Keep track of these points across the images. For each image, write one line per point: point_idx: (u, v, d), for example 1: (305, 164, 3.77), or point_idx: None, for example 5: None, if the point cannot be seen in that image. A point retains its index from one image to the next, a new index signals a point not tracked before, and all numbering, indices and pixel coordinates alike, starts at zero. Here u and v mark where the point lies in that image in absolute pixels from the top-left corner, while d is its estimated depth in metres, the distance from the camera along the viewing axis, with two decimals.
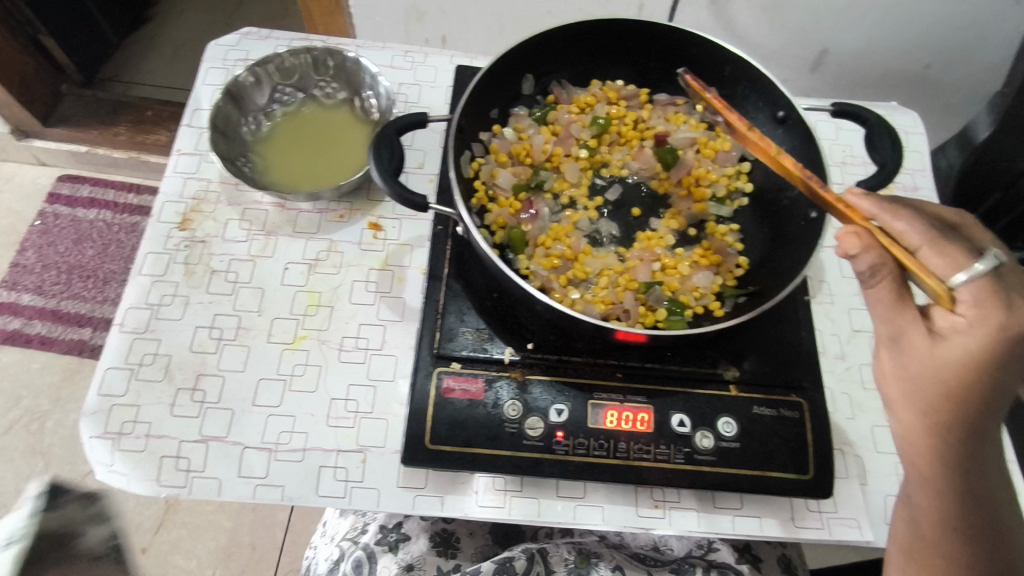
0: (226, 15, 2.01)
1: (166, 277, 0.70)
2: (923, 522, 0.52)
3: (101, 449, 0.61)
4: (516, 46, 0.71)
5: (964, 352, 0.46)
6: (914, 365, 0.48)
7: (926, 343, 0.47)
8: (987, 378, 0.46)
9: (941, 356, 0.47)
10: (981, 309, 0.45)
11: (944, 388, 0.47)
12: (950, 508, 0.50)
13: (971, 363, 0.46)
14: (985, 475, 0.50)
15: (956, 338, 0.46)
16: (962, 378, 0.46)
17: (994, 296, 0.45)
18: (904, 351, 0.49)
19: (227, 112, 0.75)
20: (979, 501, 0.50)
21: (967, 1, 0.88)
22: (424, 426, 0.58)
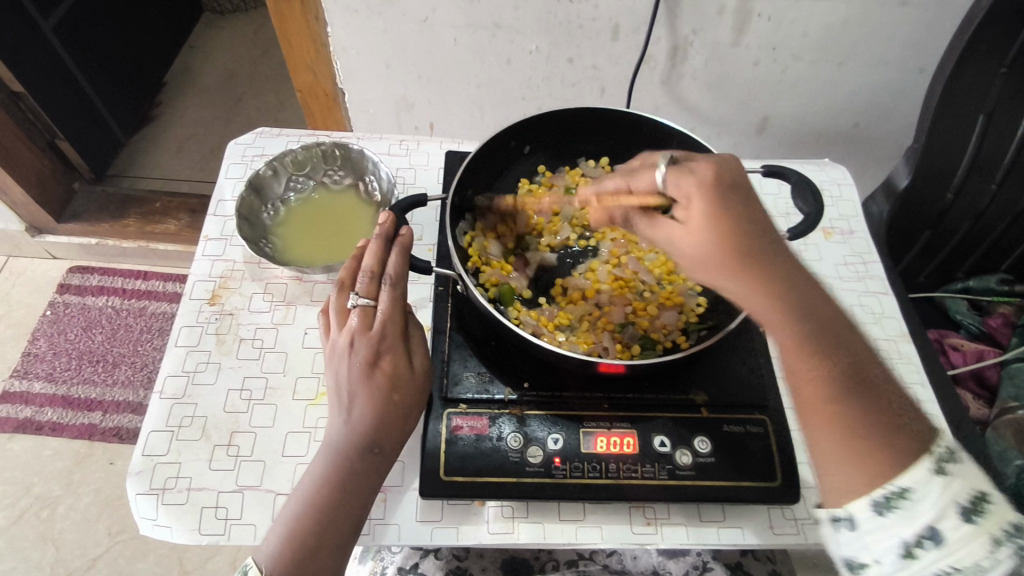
0: (227, 111, 2.19)
1: (200, 347, 0.79)
2: (793, 365, 0.58)
3: (146, 504, 0.68)
4: (498, 133, 0.85)
5: (707, 215, 0.59)
6: (693, 249, 0.60)
7: (685, 230, 0.61)
8: (735, 219, 0.59)
9: (698, 231, 0.60)
10: (685, 183, 0.62)
11: (721, 250, 0.59)
12: (807, 337, 0.58)
13: (715, 219, 0.59)
14: (807, 298, 0.60)
15: (694, 211, 0.61)
16: (723, 232, 0.59)
17: (681, 171, 0.63)
18: (679, 244, 0.62)
19: (251, 201, 0.87)
20: (819, 322, 0.59)
21: (878, 72, 1.04)
22: (439, 461, 0.67)
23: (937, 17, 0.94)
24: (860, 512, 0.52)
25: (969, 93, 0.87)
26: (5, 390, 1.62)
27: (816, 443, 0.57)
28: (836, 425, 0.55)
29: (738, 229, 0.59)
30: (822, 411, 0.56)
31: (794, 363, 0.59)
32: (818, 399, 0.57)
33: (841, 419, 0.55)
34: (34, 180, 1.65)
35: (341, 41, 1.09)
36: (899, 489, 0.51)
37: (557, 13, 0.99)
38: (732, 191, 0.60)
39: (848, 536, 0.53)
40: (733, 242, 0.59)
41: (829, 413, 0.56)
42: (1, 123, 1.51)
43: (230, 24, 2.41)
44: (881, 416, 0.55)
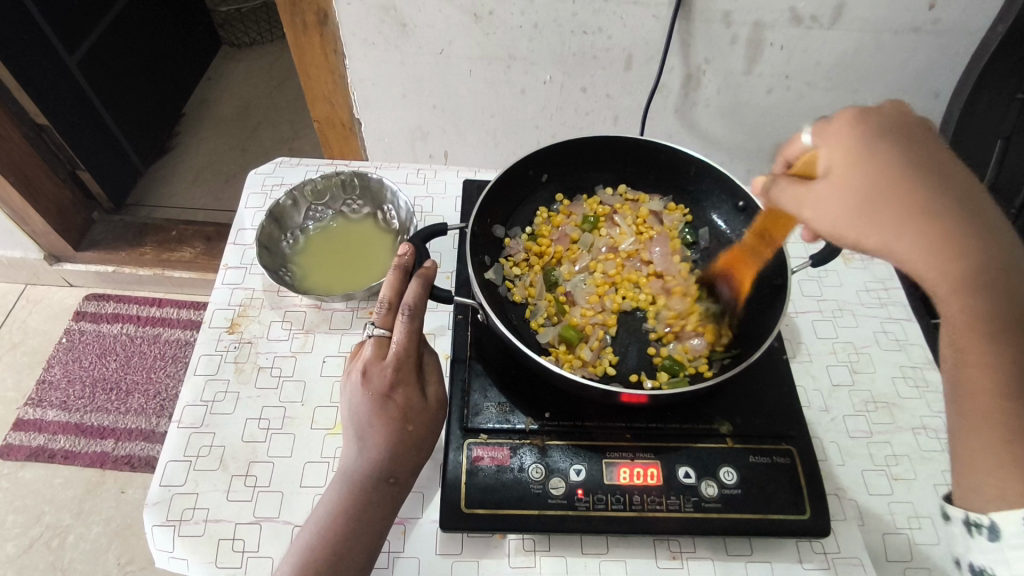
0: (242, 141, 2.23)
1: (219, 376, 0.79)
2: (964, 344, 0.49)
3: (163, 536, 0.67)
4: (517, 164, 0.86)
5: (853, 158, 0.51)
6: (832, 197, 0.51)
7: (825, 180, 0.52)
8: (891, 165, 0.50)
9: (845, 179, 0.51)
10: (830, 129, 0.54)
11: (860, 199, 0.50)
12: (988, 310, 0.47)
13: (869, 161, 0.50)
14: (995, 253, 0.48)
15: (835, 159, 0.52)
16: (879, 174, 0.50)
17: (824, 125, 0.55)
18: (813, 202, 0.52)
19: (271, 231, 0.88)
20: (1010, 281, 0.47)
21: (891, 99, 1.04)
22: (460, 492, 0.66)
23: (949, 44, 0.94)
24: (1007, 522, 0.47)
25: (986, 118, 0.87)
26: (19, 418, 1.62)
27: (967, 441, 0.50)
28: (997, 421, 0.48)
29: (887, 177, 0.49)
30: (979, 401, 0.48)
31: (963, 347, 0.49)
32: (972, 390, 0.49)
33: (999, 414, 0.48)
34: (55, 211, 1.67)
35: (359, 74, 1.12)
36: None
37: (571, 44, 1.01)
38: (896, 137, 0.51)
39: (984, 545, 0.49)
40: (886, 190, 0.49)
41: (989, 408, 0.48)
42: (27, 156, 1.55)
43: (246, 57, 2.47)
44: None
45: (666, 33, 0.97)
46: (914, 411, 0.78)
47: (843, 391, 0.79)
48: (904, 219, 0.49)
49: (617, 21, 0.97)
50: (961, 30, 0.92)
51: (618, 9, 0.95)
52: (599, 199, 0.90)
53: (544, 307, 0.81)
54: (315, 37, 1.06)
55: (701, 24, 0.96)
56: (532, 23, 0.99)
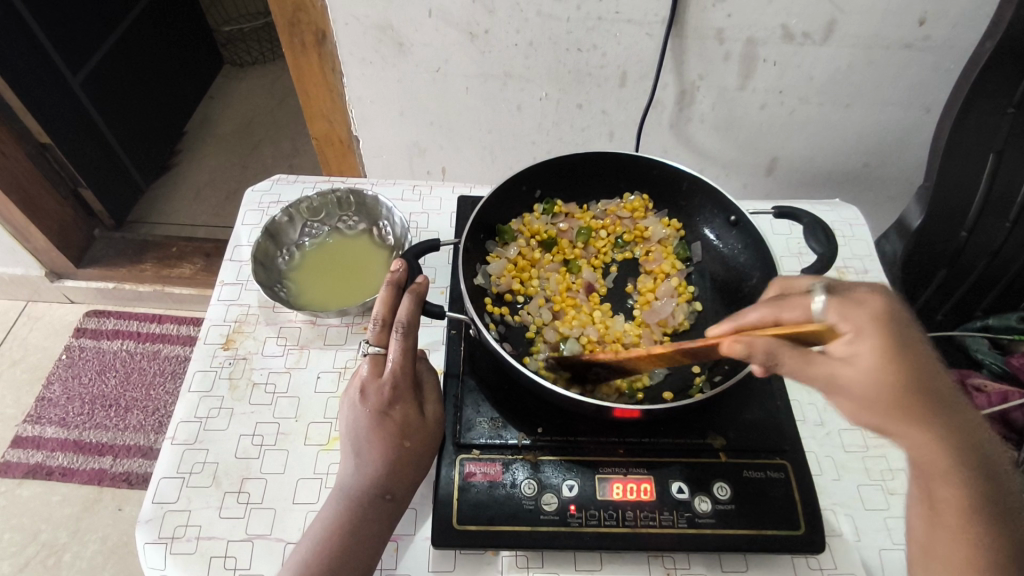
0: (244, 158, 2.25)
1: (213, 392, 0.79)
2: (943, 524, 0.53)
3: (155, 553, 0.67)
4: (510, 178, 0.87)
5: (880, 354, 0.47)
6: (866, 391, 0.48)
7: (856, 371, 0.48)
8: (917, 372, 0.48)
9: (879, 377, 0.47)
10: (856, 312, 0.48)
11: (899, 405, 0.48)
12: (967, 498, 0.51)
13: (897, 368, 0.47)
14: (977, 442, 0.51)
15: (865, 354, 0.47)
16: (908, 381, 0.48)
17: (847, 300, 0.49)
18: (845, 390, 0.49)
19: (267, 247, 0.89)
20: (985, 474, 0.52)
21: (884, 113, 1.05)
22: (451, 508, 0.65)
23: (940, 60, 0.95)
24: None
25: (979, 133, 0.87)
26: (17, 436, 1.62)
27: None
28: None
29: (919, 378, 0.48)
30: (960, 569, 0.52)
31: (946, 525, 0.53)
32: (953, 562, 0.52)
33: None
34: (56, 228, 1.69)
35: (356, 91, 1.13)
36: None
37: (566, 62, 1.02)
38: (908, 337, 0.48)
39: None
40: (916, 398, 0.48)
41: None
42: (29, 173, 1.56)
43: (248, 76, 2.50)
44: None
45: (660, 50, 0.98)
46: None
47: None
48: (914, 418, 0.49)
49: (611, 39, 0.98)
50: (951, 47, 0.93)
51: (611, 27, 0.96)
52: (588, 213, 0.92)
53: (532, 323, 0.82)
54: (313, 56, 1.08)
55: (694, 41, 0.97)
56: (527, 41, 1.00)
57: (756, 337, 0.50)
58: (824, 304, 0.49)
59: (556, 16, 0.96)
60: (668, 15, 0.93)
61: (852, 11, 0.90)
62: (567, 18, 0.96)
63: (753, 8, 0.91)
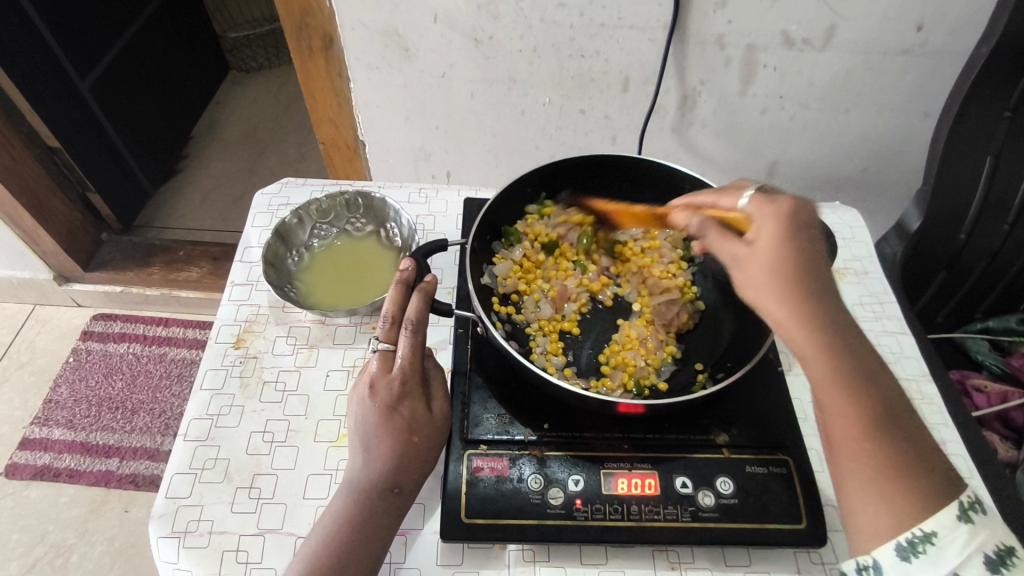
0: (250, 163, 2.28)
1: (224, 390, 0.81)
2: (829, 402, 0.56)
3: (168, 547, 0.68)
4: (515, 180, 0.89)
5: (778, 237, 0.60)
6: (759, 265, 0.60)
7: (752, 249, 0.61)
8: (798, 255, 0.59)
9: (766, 250, 0.60)
10: (772, 205, 0.62)
11: (782, 279, 0.58)
12: (844, 371, 0.56)
13: (784, 245, 0.59)
14: (844, 326, 0.58)
15: (762, 235, 0.61)
16: (792, 258, 0.59)
17: (766, 198, 0.63)
18: (742, 265, 0.61)
19: (277, 248, 0.91)
20: (857, 350, 0.57)
21: (883, 117, 1.06)
22: (460, 503, 0.67)
23: (937, 64, 0.97)
24: (884, 559, 0.53)
25: (976, 135, 0.88)
26: (25, 438, 1.63)
27: (843, 480, 0.56)
28: (874, 457, 0.54)
29: (804, 268, 0.58)
30: (857, 446, 0.55)
31: (831, 403, 0.56)
32: (847, 437, 0.55)
33: (881, 457, 0.54)
34: (65, 232, 1.71)
35: (363, 97, 1.15)
36: (924, 533, 0.53)
37: (569, 68, 1.04)
38: (802, 227, 0.61)
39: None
40: (795, 274, 0.58)
41: (871, 456, 0.54)
42: (38, 176, 1.58)
43: (254, 82, 2.53)
44: (911, 448, 0.55)
45: (661, 55, 1.00)
46: None
47: None
48: (795, 299, 0.57)
49: (613, 45, 1.00)
50: (948, 51, 0.95)
51: (614, 33, 0.98)
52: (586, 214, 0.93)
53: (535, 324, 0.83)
54: (321, 62, 1.10)
55: (695, 47, 0.99)
56: (531, 47, 1.02)
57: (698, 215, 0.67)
58: (749, 200, 0.65)
59: (560, 22, 0.98)
60: (670, 21, 0.95)
61: (850, 17, 0.92)
62: (570, 24, 0.98)
63: (753, 14, 0.93)
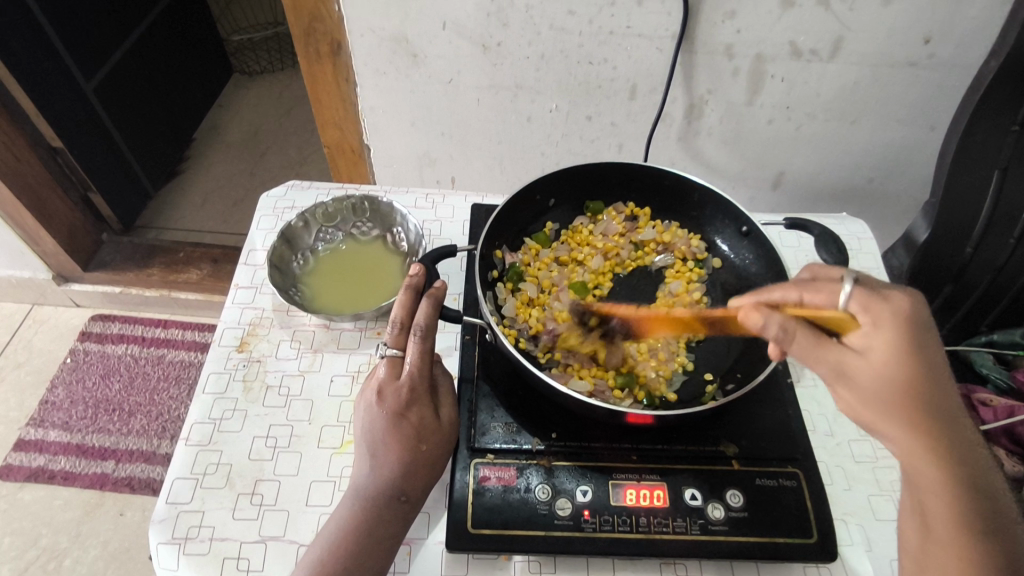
0: (252, 165, 2.27)
1: (227, 394, 0.80)
2: (941, 544, 0.52)
3: (168, 554, 0.67)
4: (525, 186, 0.89)
5: (893, 351, 0.53)
6: (870, 379, 0.53)
7: (865, 361, 0.54)
8: (921, 370, 0.53)
9: (884, 366, 0.53)
10: (878, 307, 0.54)
11: (900, 393, 0.53)
12: (964, 514, 0.52)
13: (907, 361, 0.52)
14: (976, 466, 0.53)
15: (876, 347, 0.53)
16: (914, 379, 0.53)
17: (872, 295, 0.55)
18: (852, 375, 0.54)
19: (282, 251, 0.90)
20: (982, 488, 0.53)
21: (890, 129, 1.06)
22: (466, 512, 0.66)
23: (945, 78, 0.97)
24: None
25: (984, 148, 0.88)
26: (20, 439, 1.62)
27: None
28: None
29: (926, 388, 0.53)
30: None
31: (937, 543, 0.53)
32: None
33: None
34: (65, 232, 1.69)
35: (369, 101, 1.14)
36: None
37: (577, 75, 1.04)
38: (925, 334, 0.54)
39: None
40: (920, 392, 0.53)
41: None
42: (39, 176, 1.57)
43: (256, 84, 2.53)
44: None
45: (670, 64, 1.00)
46: None
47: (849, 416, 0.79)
48: (910, 424, 0.53)
49: (622, 53, 1.00)
50: (957, 64, 0.95)
51: (623, 41, 0.98)
52: (589, 228, 0.93)
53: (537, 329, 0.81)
54: (328, 66, 1.10)
55: (703, 57, 0.99)
56: (539, 54, 1.02)
57: (775, 313, 0.57)
58: (851, 296, 0.55)
59: (568, 30, 0.97)
60: (679, 30, 0.94)
61: (859, 29, 0.92)
62: (579, 31, 0.97)
63: (762, 25, 0.93)
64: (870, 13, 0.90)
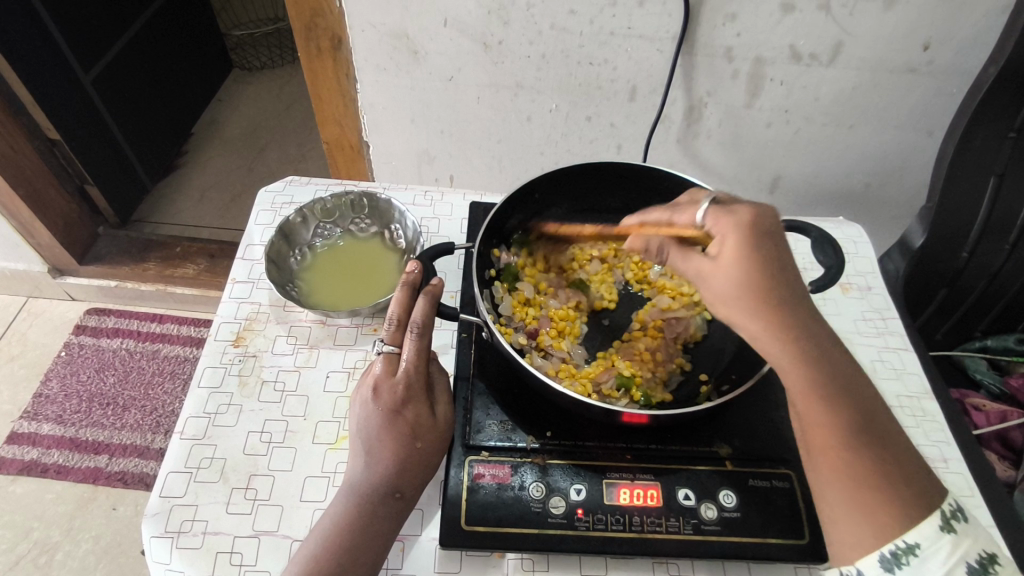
0: (250, 160, 2.27)
1: (223, 389, 0.80)
2: (811, 418, 0.58)
3: (161, 547, 0.67)
4: (523, 184, 0.88)
5: (739, 254, 0.58)
6: (722, 282, 0.59)
7: (717, 266, 0.59)
8: (760, 270, 0.58)
9: (729, 274, 0.58)
10: (723, 219, 0.60)
11: (748, 292, 0.58)
12: (823, 384, 0.57)
13: (745, 263, 0.58)
14: (820, 340, 0.58)
15: (725, 252, 0.59)
16: (753, 276, 0.57)
17: (723, 211, 0.61)
18: (708, 280, 0.60)
19: (280, 246, 0.90)
20: (829, 357, 0.58)
21: (887, 134, 1.07)
22: (460, 509, 0.66)
23: (943, 83, 0.97)
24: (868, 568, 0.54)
25: (980, 154, 0.88)
26: (14, 431, 1.61)
27: (822, 490, 0.58)
28: (846, 464, 0.56)
29: (768, 287, 0.57)
30: (830, 456, 0.56)
31: (817, 446, 0.57)
32: (826, 451, 0.57)
33: (851, 467, 0.55)
34: (62, 224, 1.69)
35: (369, 98, 1.14)
36: (908, 545, 0.53)
37: (576, 75, 1.04)
38: (766, 239, 0.59)
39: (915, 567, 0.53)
40: (763, 289, 0.58)
41: (843, 465, 0.56)
42: (37, 168, 1.57)
43: (256, 81, 2.52)
44: (886, 463, 0.56)
45: (670, 65, 1.00)
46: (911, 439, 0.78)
47: None
48: (764, 314, 0.58)
49: (622, 54, 1.00)
50: (954, 70, 0.95)
51: (623, 42, 0.98)
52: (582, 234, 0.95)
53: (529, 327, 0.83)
54: (328, 62, 1.10)
55: (703, 59, 0.99)
56: (539, 54, 1.02)
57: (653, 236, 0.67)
58: (705, 213, 0.62)
59: (569, 30, 0.98)
60: (679, 32, 0.95)
61: (858, 34, 0.93)
62: (579, 31, 0.98)
63: (762, 28, 0.93)
64: (869, 18, 0.90)
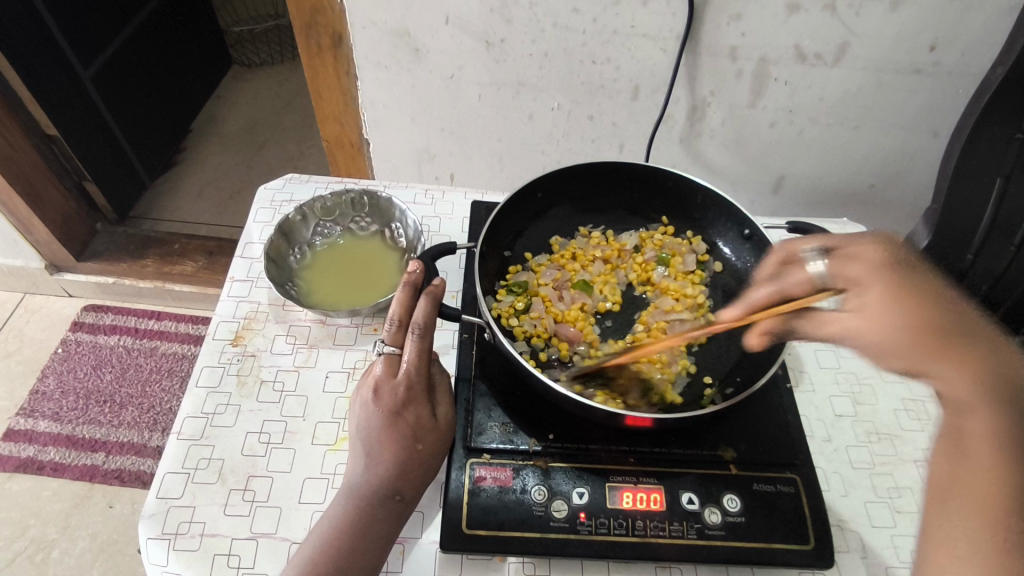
0: (249, 157, 2.26)
1: (221, 388, 0.79)
2: (969, 454, 0.49)
3: (158, 549, 0.66)
4: (523, 185, 0.89)
5: (887, 299, 0.57)
6: (879, 335, 0.57)
7: (865, 314, 0.59)
8: (927, 307, 0.56)
9: (880, 317, 0.57)
10: (852, 267, 0.62)
11: (912, 332, 0.55)
12: (1004, 432, 0.49)
13: (900, 301, 0.57)
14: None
15: (871, 295, 0.59)
16: (915, 313, 0.56)
17: (843, 258, 0.63)
18: (862, 333, 0.58)
19: (280, 244, 0.89)
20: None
21: (891, 135, 1.06)
22: (461, 513, 0.65)
23: (949, 84, 0.96)
24: None
25: (986, 157, 0.88)
26: (10, 428, 1.60)
27: (940, 527, 0.48)
28: (993, 511, 0.46)
29: (939, 319, 0.55)
30: (979, 497, 0.47)
31: (961, 484, 0.48)
32: (973, 490, 0.47)
33: (997, 517, 0.46)
34: (59, 221, 1.68)
35: (370, 95, 1.13)
36: None
37: (579, 73, 1.03)
38: (904, 272, 0.59)
39: None
40: (932, 325, 0.55)
41: (987, 508, 0.46)
42: (35, 164, 1.56)
43: (255, 77, 2.51)
44: None
45: (673, 64, 0.99)
46: (916, 444, 0.77)
47: (846, 421, 0.78)
48: (935, 346, 0.54)
49: (625, 53, 0.99)
50: (960, 72, 0.94)
51: (627, 41, 0.97)
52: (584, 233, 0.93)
53: (533, 328, 0.81)
54: (329, 58, 1.09)
55: (707, 58, 0.98)
56: (542, 52, 1.01)
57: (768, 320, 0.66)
58: (823, 264, 0.64)
59: (573, 28, 0.97)
60: (683, 31, 0.94)
61: (864, 34, 0.92)
62: (583, 30, 0.97)
63: (767, 28, 0.93)
64: (875, 19, 0.90)
